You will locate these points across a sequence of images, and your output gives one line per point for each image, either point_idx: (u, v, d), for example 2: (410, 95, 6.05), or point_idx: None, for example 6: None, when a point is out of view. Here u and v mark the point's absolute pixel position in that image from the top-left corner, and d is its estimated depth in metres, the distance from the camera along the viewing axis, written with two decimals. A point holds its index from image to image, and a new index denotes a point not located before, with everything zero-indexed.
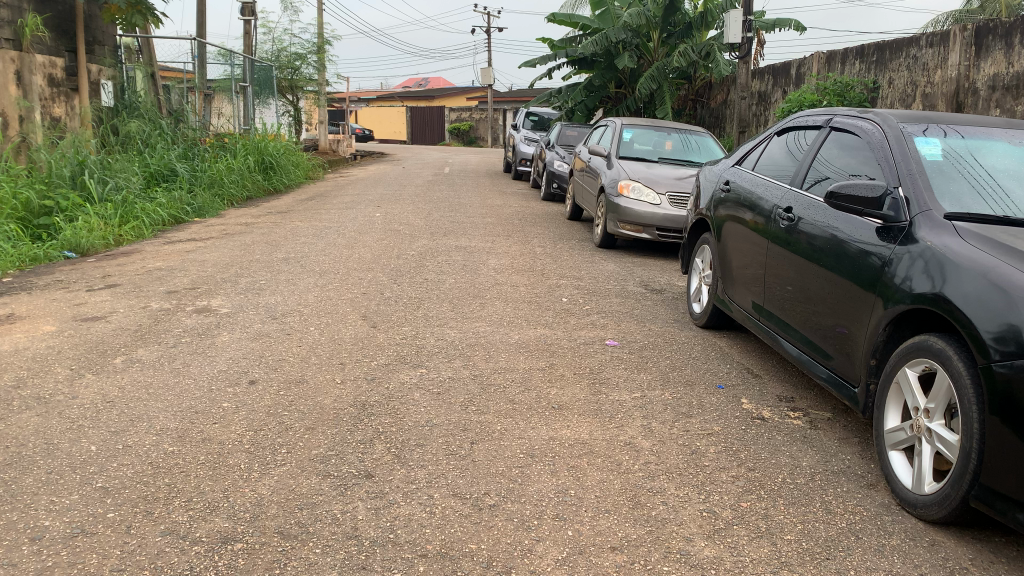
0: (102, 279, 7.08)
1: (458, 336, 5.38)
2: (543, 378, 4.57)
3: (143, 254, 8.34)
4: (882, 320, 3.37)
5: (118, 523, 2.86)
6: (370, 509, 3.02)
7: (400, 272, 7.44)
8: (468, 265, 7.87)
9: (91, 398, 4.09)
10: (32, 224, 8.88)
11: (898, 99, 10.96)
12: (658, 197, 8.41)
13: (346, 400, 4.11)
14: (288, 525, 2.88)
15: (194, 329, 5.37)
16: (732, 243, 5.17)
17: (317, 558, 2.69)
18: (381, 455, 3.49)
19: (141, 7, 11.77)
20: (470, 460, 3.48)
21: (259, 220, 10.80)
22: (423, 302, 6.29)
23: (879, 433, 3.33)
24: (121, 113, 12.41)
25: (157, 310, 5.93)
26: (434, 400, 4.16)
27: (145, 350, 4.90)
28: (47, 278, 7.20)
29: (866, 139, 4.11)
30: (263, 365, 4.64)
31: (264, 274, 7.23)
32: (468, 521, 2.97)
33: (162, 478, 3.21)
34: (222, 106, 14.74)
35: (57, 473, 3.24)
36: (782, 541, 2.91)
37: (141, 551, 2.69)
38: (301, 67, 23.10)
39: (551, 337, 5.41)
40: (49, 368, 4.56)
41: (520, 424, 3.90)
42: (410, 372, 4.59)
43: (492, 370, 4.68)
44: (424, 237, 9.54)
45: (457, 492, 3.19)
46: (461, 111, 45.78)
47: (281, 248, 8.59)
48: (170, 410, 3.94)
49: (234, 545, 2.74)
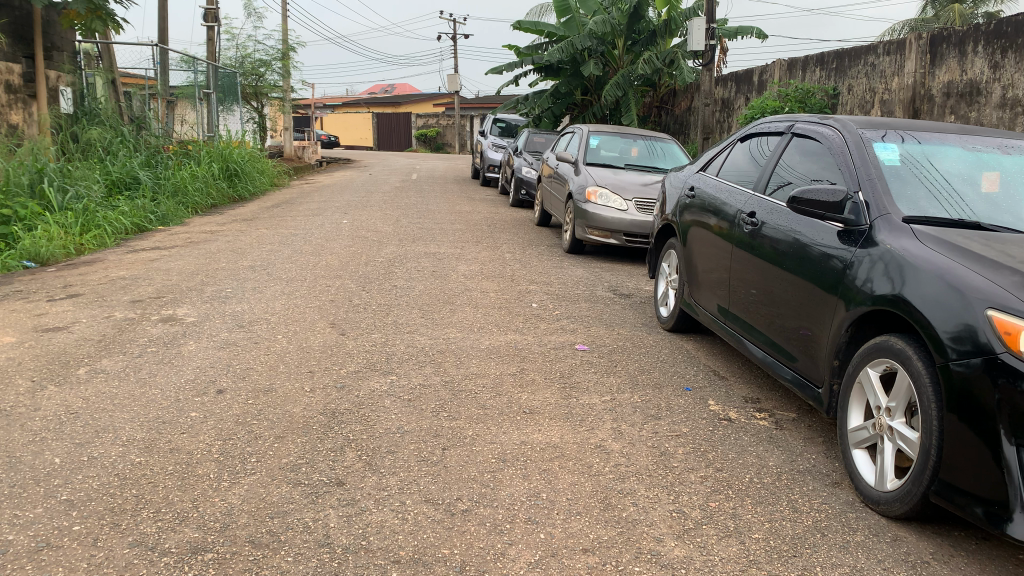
0: (64, 289, 6.96)
1: (427, 343, 5.38)
2: (514, 383, 4.60)
3: (106, 263, 8.21)
4: (844, 321, 3.45)
5: (85, 536, 2.82)
6: (341, 517, 3.01)
7: (369, 279, 7.42)
8: (437, 271, 7.87)
9: (54, 410, 4.02)
10: None
11: (858, 105, 11.20)
12: (625, 202, 8.50)
13: (317, 408, 4.09)
14: (259, 534, 2.87)
15: (160, 338, 5.30)
16: (698, 247, 5.24)
17: (289, 566, 2.68)
18: (351, 462, 3.48)
19: (101, 13, 11.65)
20: (441, 466, 3.48)
21: (224, 228, 10.71)
22: (392, 309, 6.28)
23: (843, 432, 3.40)
24: (81, 120, 12.21)
25: (121, 320, 5.84)
26: (406, 406, 4.17)
27: (109, 360, 4.83)
28: (6, 288, 7.05)
29: (827, 144, 4.20)
30: (231, 374, 4.60)
31: (231, 282, 7.16)
32: (440, 526, 2.97)
33: (130, 489, 3.18)
34: (185, 113, 14.59)
35: (21, 486, 3.18)
36: (750, 540, 2.96)
37: (109, 563, 2.66)
38: (265, 74, 22.92)
39: (521, 343, 5.43)
40: (11, 380, 4.48)
41: (492, 429, 3.92)
42: (381, 379, 4.58)
43: (463, 376, 4.69)
44: (392, 244, 9.52)
45: (429, 497, 3.19)
46: (428, 118, 45.75)
47: (247, 256, 8.51)
48: (136, 420, 3.88)
49: (205, 555, 2.72)
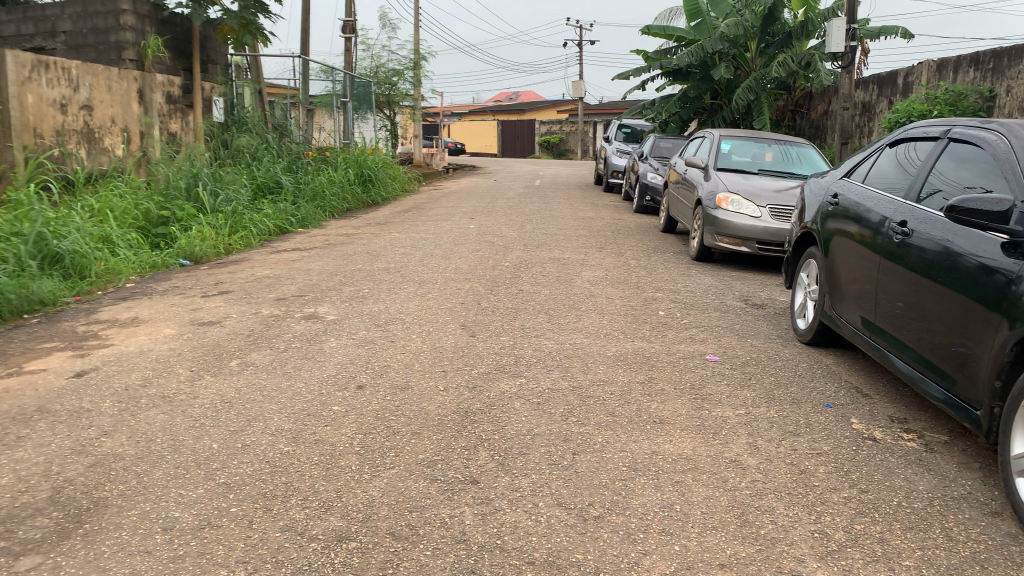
0: (216, 286, 7.46)
1: (555, 347, 5.41)
2: (643, 391, 4.55)
3: (253, 263, 8.73)
4: (1009, 340, 3.21)
5: (241, 517, 3.00)
6: (476, 514, 3.07)
7: (496, 282, 7.54)
8: (563, 276, 7.89)
9: (211, 398, 4.31)
10: (151, 233, 9.43)
11: (1017, 108, 10.41)
12: (758, 209, 8.24)
13: (450, 407, 4.19)
14: (399, 527, 2.96)
15: (303, 335, 5.59)
16: (840, 258, 5.02)
17: (428, 560, 2.75)
18: (484, 462, 3.54)
19: (251, 27, 12.42)
20: (572, 470, 3.49)
21: (359, 231, 11.16)
22: (519, 313, 6.35)
23: (1005, 459, 3.16)
24: (232, 128, 13.05)
25: (267, 316, 6.19)
26: (535, 409, 4.20)
27: (258, 354, 5.13)
28: (166, 284, 7.62)
29: (989, 150, 3.92)
30: (369, 371, 4.78)
31: (366, 283, 7.45)
32: (574, 531, 2.98)
33: (280, 476, 3.36)
34: (323, 121, 15.34)
35: (184, 467, 3.43)
36: (900, 567, 2.80)
37: (263, 545, 2.82)
38: (398, 83, 23.72)
39: (650, 351, 5.37)
40: (173, 369, 4.84)
41: (622, 437, 3.89)
42: (511, 381, 4.64)
43: (591, 382, 4.68)
44: (518, 248, 9.63)
45: (561, 501, 3.20)
46: (552, 124, 46.02)
47: (381, 258, 8.82)
48: (283, 411, 4.11)
49: (349, 544, 2.84)
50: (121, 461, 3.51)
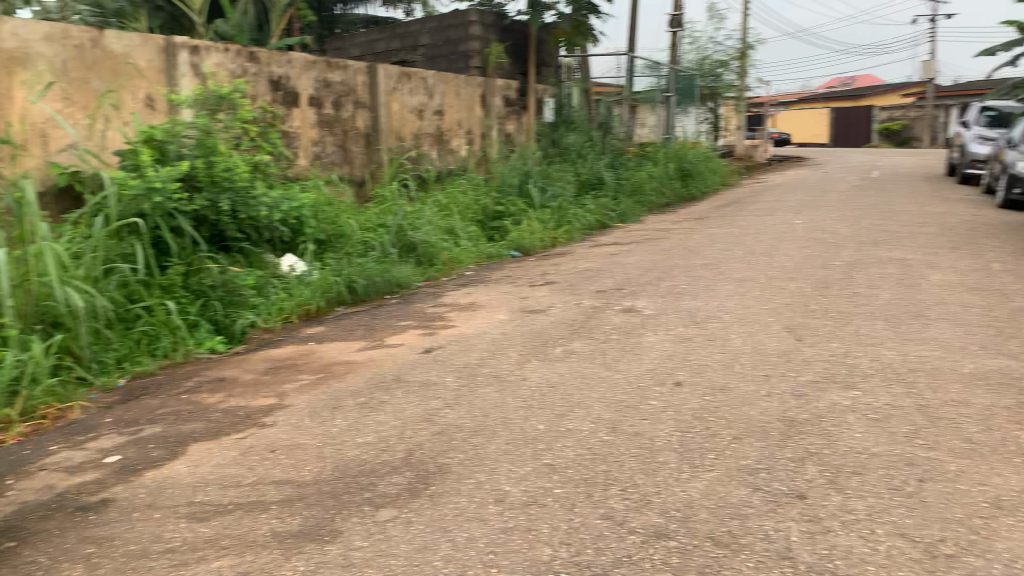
0: (543, 276, 7.90)
1: (896, 359, 4.88)
2: (1009, 418, 3.91)
3: (576, 255, 9.10)
4: None
5: (565, 499, 3.13)
6: (804, 532, 2.86)
7: (826, 283, 7.01)
8: (906, 279, 7.10)
9: (537, 381, 4.57)
10: (488, 225, 10.30)
11: None
12: None
13: (774, 414, 3.97)
14: (719, 533, 2.87)
15: (623, 327, 5.69)
16: None
17: (749, 572, 2.63)
18: (813, 476, 3.30)
19: (581, 28, 12.92)
20: (919, 499, 3.11)
21: (679, 226, 11.09)
22: (853, 318, 5.83)
23: None
24: (561, 126, 13.72)
25: (589, 307, 6.40)
26: (872, 426, 3.82)
27: (580, 343, 5.32)
28: (499, 273, 8.25)
29: None
30: (688, 368, 4.71)
31: (685, 278, 7.37)
32: (919, 567, 2.65)
33: (601, 464, 3.44)
34: (646, 118, 15.51)
35: (514, 445, 3.67)
36: None
37: (584, 529, 2.90)
38: (723, 74, 23.12)
39: (1019, 371, 4.60)
40: (504, 351, 5.21)
41: (981, 468, 3.38)
42: (843, 393, 4.27)
43: (942, 401, 4.13)
44: (852, 247, 8.86)
45: (904, 532, 2.87)
46: (894, 110, 41.68)
47: (700, 254, 8.68)
48: (604, 401, 4.21)
49: (668, 542, 2.81)
50: (460, 432, 3.86)
